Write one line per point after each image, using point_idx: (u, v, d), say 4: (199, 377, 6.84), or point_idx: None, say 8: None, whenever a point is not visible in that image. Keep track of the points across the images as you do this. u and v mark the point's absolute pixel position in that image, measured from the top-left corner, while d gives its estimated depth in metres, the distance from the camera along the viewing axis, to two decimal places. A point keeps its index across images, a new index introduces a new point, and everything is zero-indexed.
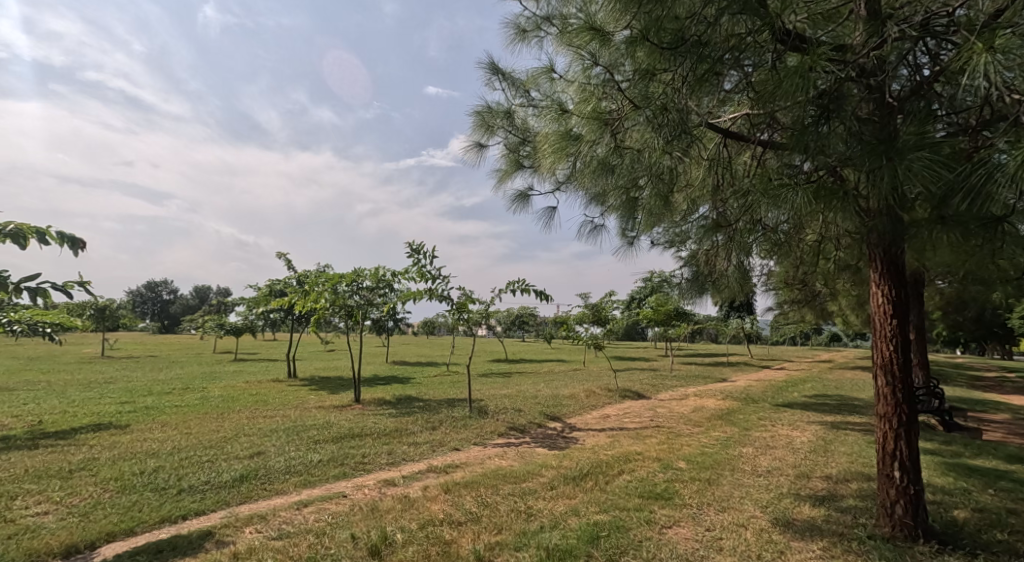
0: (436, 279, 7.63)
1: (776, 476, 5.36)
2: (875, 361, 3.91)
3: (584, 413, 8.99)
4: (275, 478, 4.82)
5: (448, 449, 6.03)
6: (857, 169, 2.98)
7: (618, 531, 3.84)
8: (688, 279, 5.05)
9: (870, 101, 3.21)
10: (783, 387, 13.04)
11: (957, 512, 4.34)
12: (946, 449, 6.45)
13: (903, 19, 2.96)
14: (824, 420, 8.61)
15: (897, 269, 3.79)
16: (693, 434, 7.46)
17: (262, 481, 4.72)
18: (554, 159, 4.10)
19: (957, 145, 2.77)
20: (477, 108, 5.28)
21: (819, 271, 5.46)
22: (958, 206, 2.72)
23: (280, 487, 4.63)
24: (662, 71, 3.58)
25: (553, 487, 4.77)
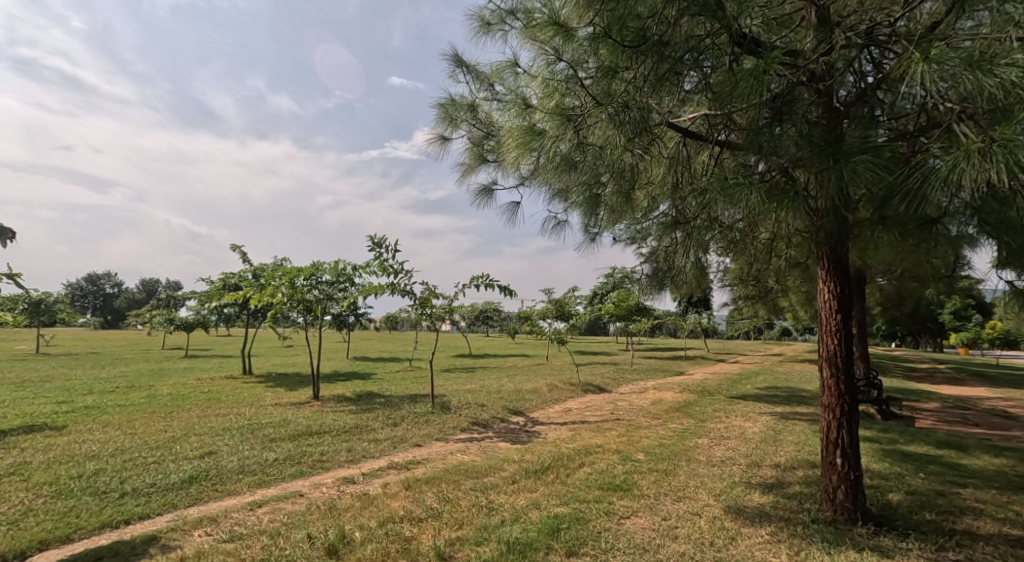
0: (399, 273, 7.55)
1: (729, 466, 5.57)
2: (821, 354, 4.09)
3: (547, 407, 9.08)
4: (227, 479, 4.70)
5: (409, 445, 6.00)
6: (807, 170, 3.11)
7: (578, 523, 3.91)
8: (648, 275, 5.23)
9: (819, 105, 3.43)
10: (737, 380, 13.50)
11: (891, 495, 4.60)
12: (884, 437, 6.82)
13: (849, 27, 3.09)
14: (774, 411, 8.97)
15: (842, 267, 3.98)
16: (652, 427, 7.64)
17: (214, 482, 4.59)
18: (517, 153, 4.10)
19: (897, 149, 2.91)
20: (441, 100, 5.26)
21: (772, 268, 5.67)
22: (897, 207, 2.87)
23: (232, 488, 4.51)
24: (624, 69, 3.70)
25: (515, 481, 4.81)
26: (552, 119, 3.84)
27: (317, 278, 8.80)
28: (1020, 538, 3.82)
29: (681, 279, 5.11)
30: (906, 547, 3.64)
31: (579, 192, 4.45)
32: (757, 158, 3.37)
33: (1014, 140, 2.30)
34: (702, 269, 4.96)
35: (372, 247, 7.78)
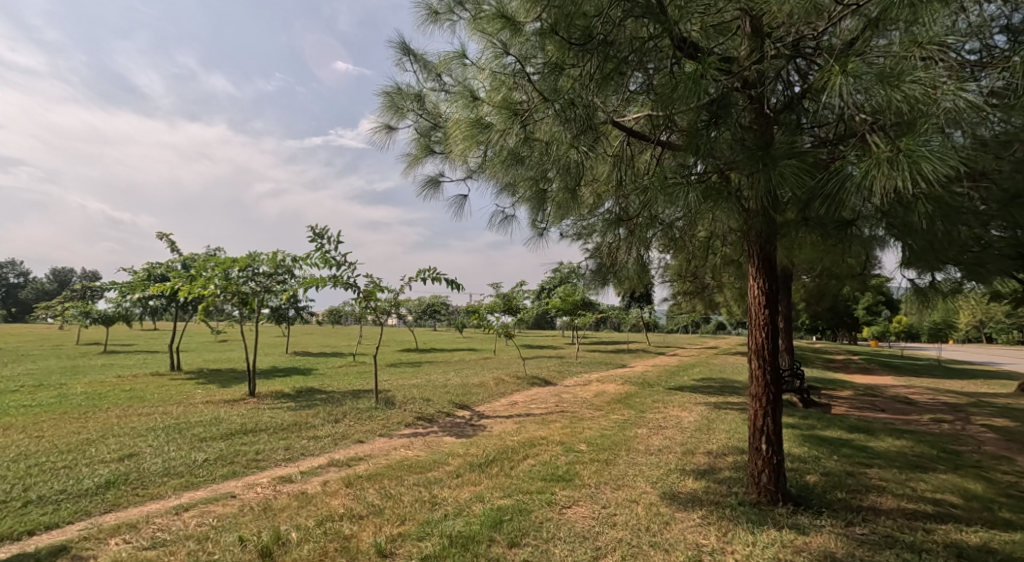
0: (341, 266, 7.38)
1: (666, 454, 5.80)
2: (750, 346, 4.33)
3: (493, 401, 9.15)
4: (150, 482, 4.47)
5: (351, 442, 5.91)
6: (740, 172, 3.27)
7: (520, 514, 3.97)
8: (593, 270, 5.37)
9: (751, 111, 3.57)
10: (675, 372, 14.05)
11: (809, 476, 4.93)
12: (805, 423, 7.29)
13: (778, 38, 3.32)
14: (709, 401, 9.39)
15: (770, 265, 4.21)
16: (594, 418, 7.84)
17: (134, 486, 4.37)
18: (464, 146, 4.06)
19: (820, 156, 3.11)
20: (386, 89, 5.15)
21: (709, 265, 5.92)
22: (818, 210, 3.07)
23: (154, 492, 4.30)
24: (571, 66, 3.69)
25: (459, 475, 4.84)
26: (500, 114, 3.90)
27: (253, 270, 8.48)
28: (916, 511, 4.20)
29: (623, 275, 5.27)
30: (820, 523, 3.92)
31: (527, 188, 4.51)
32: (695, 159, 3.51)
33: (917, 151, 2.50)
34: (644, 265, 5.13)
35: (313, 238, 7.55)
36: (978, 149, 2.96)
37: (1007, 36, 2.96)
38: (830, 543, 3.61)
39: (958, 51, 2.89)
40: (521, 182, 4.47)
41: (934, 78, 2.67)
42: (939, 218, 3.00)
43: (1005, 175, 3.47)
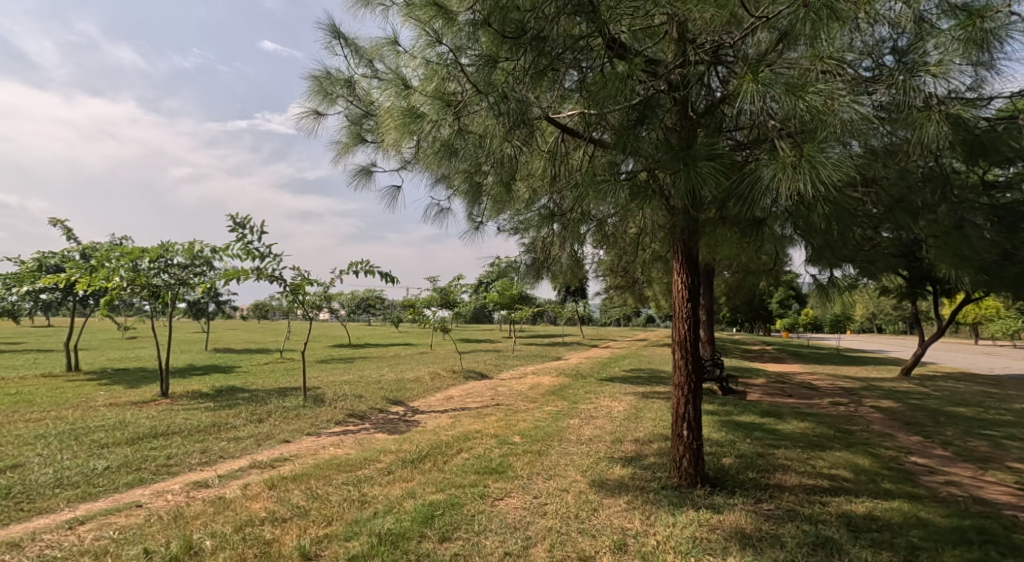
0: (265, 257, 7.05)
1: (596, 443, 5.98)
2: (674, 337, 4.54)
3: (428, 396, 9.08)
4: (40, 495, 4.12)
5: (275, 442, 5.69)
6: (664, 172, 3.42)
7: (452, 509, 3.98)
8: (528, 265, 5.50)
9: (676, 113, 3.73)
10: (607, 363, 14.48)
11: (726, 459, 5.24)
12: (723, 409, 7.72)
13: (700, 45, 3.45)
14: (637, 391, 9.75)
15: (692, 260, 4.42)
16: (528, 410, 7.94)
17: (19, 501, 4.00)
18: (396, 135, 3.96)
19: (735, 158, 3.28)
20: (314, 72, 4.93)
21: (639, 261, 6.13)
22: (733, 209, 3.25)
23: (45, 505, 3.96)
24: (505, 60, 3.68)
25: (390, 472, 4.77)
26: (433, 104, 3.82)
27: (167, 261, 7.96)
28: (815, 486, 4.56)
29: (557, 268, 5.45)
30: (733, 502, 4.17)
31: (462, 180, 4.57)
32: (624, 157, 3.68)
33: (816, 157, 2.71)
34: (577, 260, 5.28)
35: (234, 228, 7.17)
36: (870, 158, 3.25)
37: (895, 57, 3.22)
38: (742, 520, 3.86)
39: (855, 67, 3.15)
40: (455, 173, 4.47)
41: (832, 91, 2.90)
42: (836, 220, 3.27)
43: (892, 182, 3.84)
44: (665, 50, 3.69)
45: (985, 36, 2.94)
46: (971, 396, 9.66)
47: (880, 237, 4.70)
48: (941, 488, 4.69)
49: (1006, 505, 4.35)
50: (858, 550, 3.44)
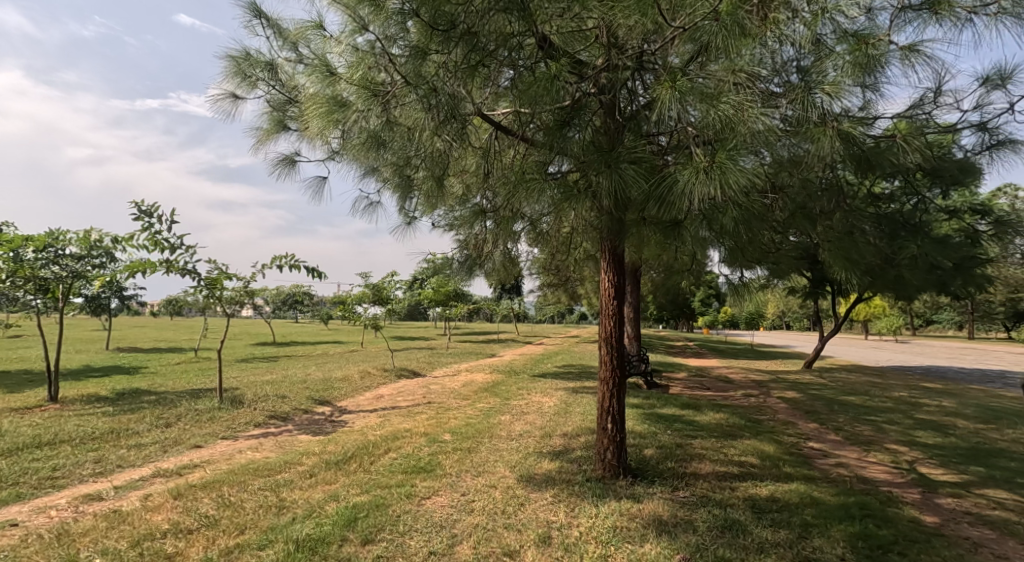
0: (174, 249, 6.60)
1: (526, 438, 6.07)
2: (600, 333, 4.69)
3: (357, 395, 8.88)
4: None
5: (184, 448, 5.36)
6: (590, 172, 3.54)
7: (377, 510, 3.91)
8: (460, 261, 5.55)
9: (605, 116, 3.85)
10: (539, 360, 14.70)
11: (647, 450, 5.45)
12: (647, 403, 8.02)
13: (625, 50, 3.57)
14: (568, 386, 9.98)
15: (618, 260, 4.58)
16: (460, 408, 7.93)
17: None
18: (320, 124, 3.79)
19: (655, 163, 3.44)
20: (231, 51, 4.42)
21: (572, 260, 6.27)
22: (652, 212, 3.38)
23: None
24: (435, 52, 3.64)
25: (312, 475, 4.62)
26: (358, 92, 3.68)
27: (56, 251, 7.27)
28: (726, 473, 4.85)
29: (490, 264, 5.52)
30: (653, 491, 4.37)
31: (392, 173, 4.54)
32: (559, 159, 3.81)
33: (726, 164, 2.88)
34: (510, 257, 5.40)
35: (139, 216, 6.65)
36: (776, 167, 3.48)
37: (800, 76, 3.45)
38: (660, 508, 4.04)
39: (766, 81, 3.37)
40: (384, 164, 4.42)
41: (741, 102, 3.11)
42: (744, 224, 3.47)
43: (797, 191, 4.08)
44: (595, 54, 3.78)
45: (870, 60, 3.29)
46: (861, 386, 10.59)
47: (786, 242, 5.06)
48: (832, 469, 5.12)
49: (884, 482, 4.81)
50: (761, 530, 3.69)
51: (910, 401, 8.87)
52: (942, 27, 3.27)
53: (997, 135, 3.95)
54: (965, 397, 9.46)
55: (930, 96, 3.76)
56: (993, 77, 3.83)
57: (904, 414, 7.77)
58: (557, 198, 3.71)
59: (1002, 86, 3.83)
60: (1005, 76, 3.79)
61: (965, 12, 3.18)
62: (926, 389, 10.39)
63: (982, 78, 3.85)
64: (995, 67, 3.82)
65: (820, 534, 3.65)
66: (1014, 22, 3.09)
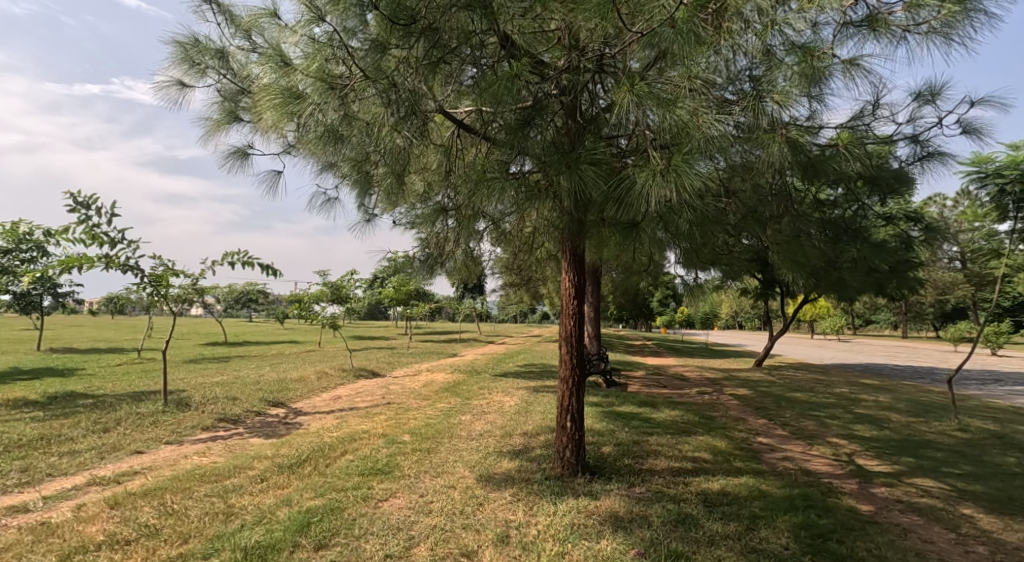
0: (114, 243, 6.28)
1: (486, 438, 6.06)
2: (560, 333, 4.72)
3: (313, 396, 8.67)
4: None
5: (123, 454, 5.11)
6: (551, 172, 3.55)
7: (331, 514, 3.82)
8: (421, 260, 5.49)
9: (566, 118, 3.88)
10: (500, 359, 14.71)
11: (605, 447, 5.52)
12: (605, 401, 8.12)
13: (586, 52, 3.61)
14: (528, 386, 10.02)
15: (579, 261, 4.62)
16: (420, 408, 7.84)
17: None
18: (274, 117, 3.66)
19: (614, 164, 3.49)
20: (177, 37, 4.20)
21: (533, 259, 6.29)
22: (611, 213, 3.43)
23: None
24: (395, 47, 3.57)
25: (263, 479, 4.48)
26: (315, 84, 3.56)
27: None
28: (680, 468, 4.96)
29: (451, 263, 5.50)
30: (610, 487, 4.43)
31: (351, 169, 4.45)
32: (524, 160, 3.78)
33: (682, 167, 2.95)
34: (472, 256, 5.39)
35: (75, 209, 6.30)
36: (729, 172, 3.60)
37: (753, 85, 3.57)
38: (616, 504, 4.10)
39: (720, 89, 3.46)
40: (342, 160, 4.32)
41: (696, 108, 3.18)
42: (699, 226, 3.56)
43: (749, 195, 4.22)
44: (557, 56, 3.84)
45: (815, 72, 3.46)
46: (807, 383, 11.04)
47: (739, 244, 5.22)
48: (779, 463, 5.31)
49: (827, 474, 5.02)
50: (711, 523, 3.79)
51: (851, 396, 9.30)
52: (880, 43, 3.43)
53: (928, 147, 4.19)
54: (900, 392, 9.99)
55: (870, 108, 3.96)
56: (925, 93, 4.04)
57: (844, 409, 8.13)
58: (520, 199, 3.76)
59: (932, 102, 4.04)
60: (935, 92, 4.00)
61: (901, 30, 3.34)
62: (866, 385, 10.91)
63: (915, 93, 4.06)
64: (927, 84, 4.03)
65: (766, 526, 3.78)
66: (943, 42, 3.28)
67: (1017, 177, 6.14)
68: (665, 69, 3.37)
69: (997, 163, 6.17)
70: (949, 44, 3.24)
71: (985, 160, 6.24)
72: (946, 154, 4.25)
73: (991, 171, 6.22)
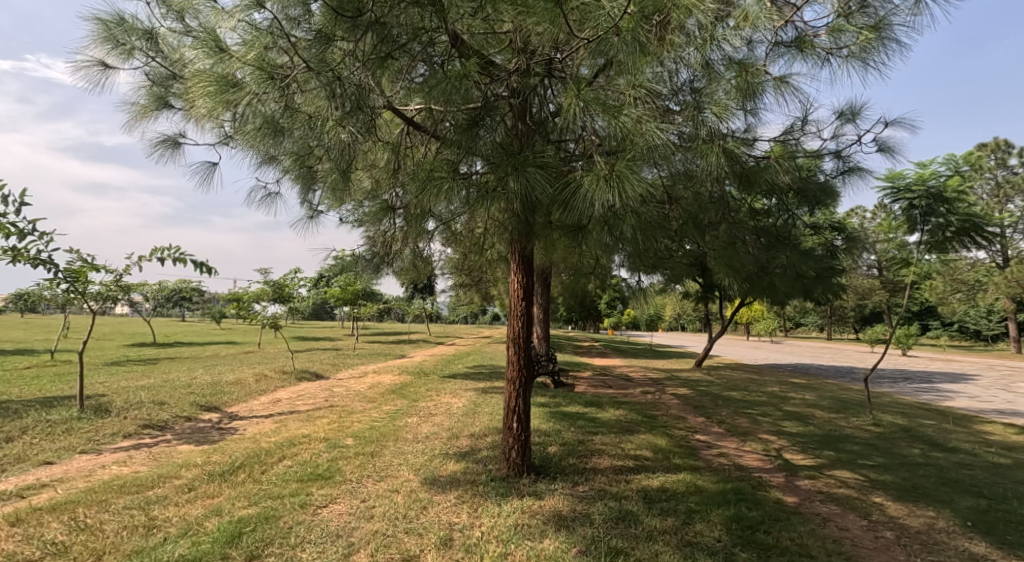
0: (23, 235, 5.80)
1: (432, 440, 5.99)
2: (508, 333, 4.72)
3: (250, 399, 8.32)
4: None
5: (31, 466, 4.73)
6: (499, 173, 3.55)
7: (265, 523, 3.67)
8: (367, 258, 5.37)
9: (516, 120, 3.89)
10: (449, 360, 14.60)
11: (550, 447, 5.56)
12: (552, 402, 8.19)
13: (535, 55, 3.62)
14: (477, 387, 9.98)
15: (528, 262, 4.64)
16: (365, 411, 7.66)
17: None
18: (208, 107, 3.44)
19: (562, 168, 3.50)
20: (99, 13, 3.84)
21: (484, 261, 6.28)
22: (557, 216, 3.46)
23: None
24: (341, 40, 3.46)
25: (191, 489, 4.25)
26: (253, 72, 3.36)
27: None
28: (622, 466, 5.07)
29: (399, 262, 5.41)
30: (554, 487, 4.46)
31: (293, 163, 4.29)
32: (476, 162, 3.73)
33: (624, 173, 3.01)
34: (420, 256, 5.32)
35: None
36: (672, 179, 3.70)
37: (694, 96, 3.70)
38: (560, 503, 4.13)
39: (664, 99, 3.56)
40: (284, 153, 4.13)
41: (640, 116, 3.23)
42: (642, 231, 3.65)
43: (690, 203, 4.37)
44: (509, 58, 3.86)
45: (750, 87, 3.64)
46: (742, 382, 11.52)
47: (681, 249, 5.39)
48: (715, 459, 5.51)
49: (757, 469, 5.25)
50: (651, 519, 3.88)
51: (781, 395, 9.78)
52: (806, 63, 3.68)
53: (849, 162, 4.47)
54: (823, 391, 10.59)
55: (799, 124, 4.19)
56: (846, 112, 4.30)
57: (775, 406, 8.54)
58: (471, 197, 3.75)
59: (853, 121, 4.30)
60: (855, 112, 4.27)
61: (824, 52, 3.60)
62: (796, 384, 11.51)
63: (838, 112, 4.31)
64: (848, 104, 4.29)
65: (701, 520, 3.90)
66: (860, 66, 3.57)
67: (924, 193, 6.70)
68: (614, 78, 3.41)
69: (908, 180, 6.77)
70: (866, 68, 3.55)
71: (898, 177, 6.84)
72: (866, 170, 4.54)
73: (902, 187, 6.83)
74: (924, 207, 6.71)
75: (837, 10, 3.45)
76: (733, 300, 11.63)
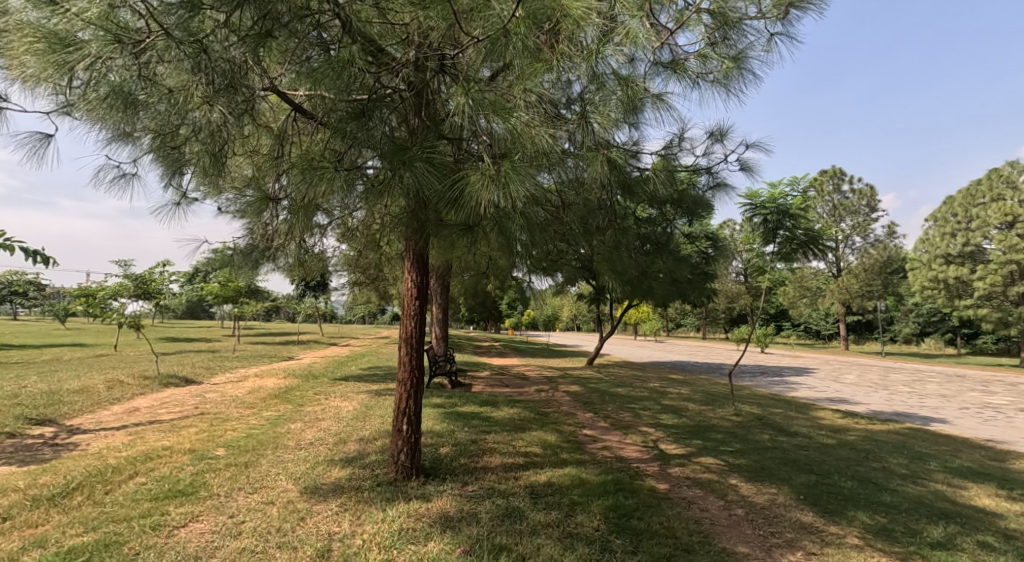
0: None
1: (316, 447, 5.63)
2: (400, 334, 4.55)
3: (100, 410, 7.34)
4: None
5: None
6: (388, 166, 3.38)
7: (104, 551, 3.22)
8: (245, 251, 4.95)
9: (409, 113, 3.71)
10: (340, 362, 13.96)
11: (442, 448, 5.45)
12: (447, 402, 8.06)
13: (429, 48, 3.48)
14: (370, 389, 9.61)
15: (423, 262, 4.50)
16: (241, 418, 7.05)
17: None
18: (40, 69, 2.93)
19: (454, 164, 3.41)
20: None
21: (380, 258, 6.04)
22: (448, 213, 3.37)
23: None
24: (212, 9, 3.04)
25: (7, 519, 3.63)
26: (97, 34, 2.89)
27: None
28: (511, 464, 5.09)
29: (283, 257, 5.04)
30: (443, 488, 4.35)
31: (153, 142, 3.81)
32: (366, 156, 3.51)
33: (512, 174, 2.98)
34: (307, 251, 5.00)
35: None
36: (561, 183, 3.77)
37: (583, 102, 3.77)
38: (448, 504, 4.04)
39: (555, 104, 3.59)
40: (142, 129, 3.63)
41: (529, 120, 3.26)
42: (533, 232, 3.66)
43: (580, 208, 4.47)
44: (405, 50, 3.63)
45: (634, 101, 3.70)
46: (626, 379, 12.15)
47: (572, 252, 5.53)
48: (599, 452, 5.71)
49: (637, 459, 5.52)
50: (536, 514, 3.92)
51: (660, 390, 10.43)
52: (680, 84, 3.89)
53: (719, 178, 4.81)
54: (697, 385, 11.43)
55: (677, 140, 4.45)
56: (716, 133, 4.63)
57: (655, 401, 9.09)
58: (361, 190, 3.55)
59: (721, 141, 4.65)
60: (723, 133, 4.62)
61: (695, 75, 3.84)
62: (673, 379, 12.34)
63: (709, 132, 4.64)
64: (718, 125, 4.63)
65: (583, 511, 4.01)
66: (723, 91, 3.88)
67: (774, 210, 7.45)
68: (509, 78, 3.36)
69: (762, 198, 7.50)
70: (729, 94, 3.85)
71: (754, 195, 7.55)
72: (732, 187, 4.93)
73: (758, 204, 7.55)
74: (775, 222, 7.46)
75: (703, 38, 3.71)
76: (621, 302, 12.22)
